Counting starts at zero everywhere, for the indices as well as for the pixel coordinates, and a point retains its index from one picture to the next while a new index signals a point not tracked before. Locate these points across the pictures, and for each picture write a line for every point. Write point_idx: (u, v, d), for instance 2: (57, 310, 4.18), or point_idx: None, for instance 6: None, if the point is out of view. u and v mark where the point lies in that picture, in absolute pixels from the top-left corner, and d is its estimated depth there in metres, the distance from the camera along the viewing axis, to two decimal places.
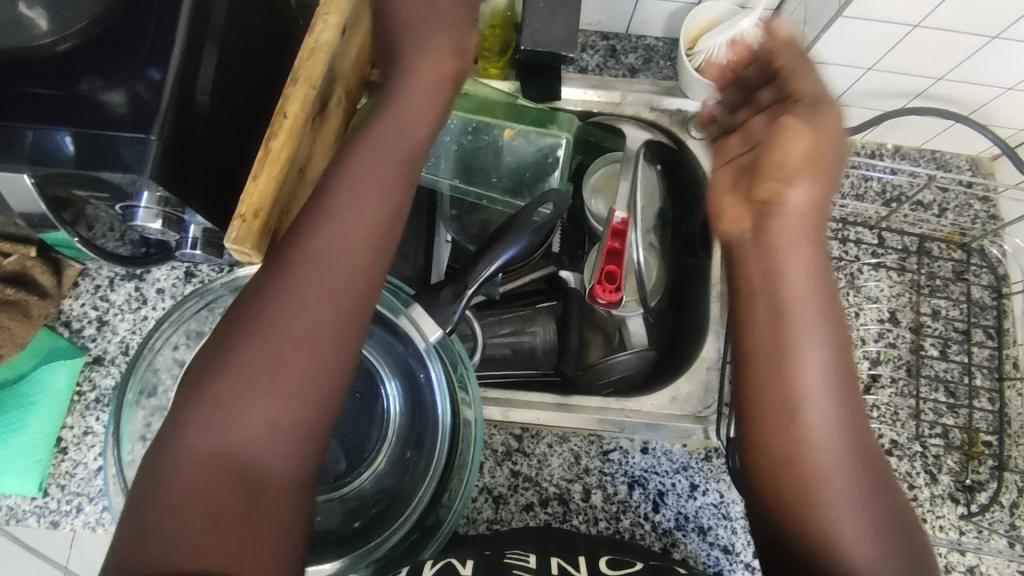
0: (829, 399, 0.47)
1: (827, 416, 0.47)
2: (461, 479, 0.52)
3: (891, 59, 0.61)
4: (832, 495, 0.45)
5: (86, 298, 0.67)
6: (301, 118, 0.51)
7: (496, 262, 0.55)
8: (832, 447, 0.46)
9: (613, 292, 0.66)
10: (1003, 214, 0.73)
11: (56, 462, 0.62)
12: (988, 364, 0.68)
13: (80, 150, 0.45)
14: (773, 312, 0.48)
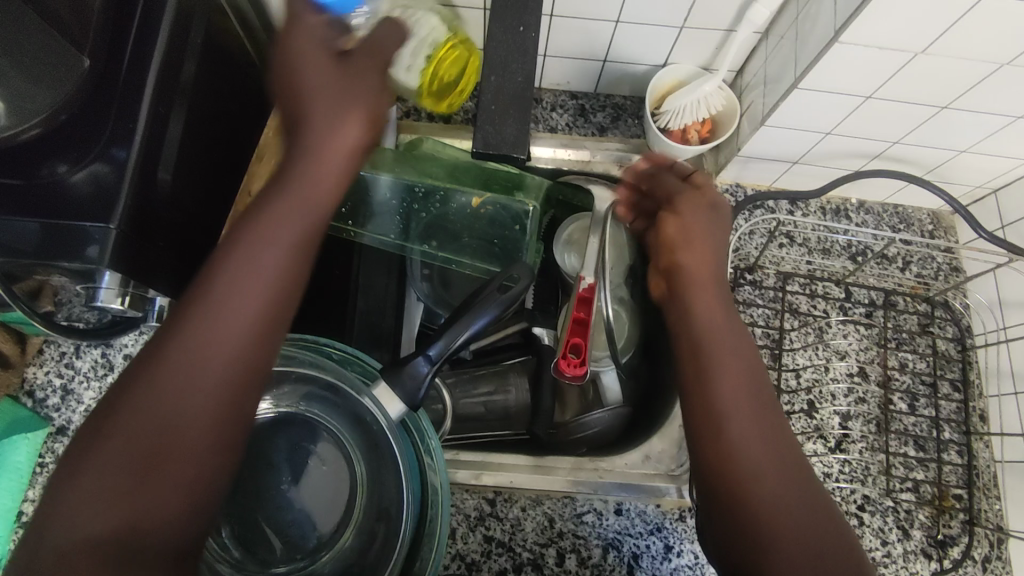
0: (757, 412, 0.46)
1: (760, 407, 0.47)
2: (430, 546, 0.51)
3: (847, 126, 0.62)
4: (764, 513, 0.43)
5: (51, 365, 0.66)
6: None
7: (462, 334, 0.53)
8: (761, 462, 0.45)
9: (578, 367, 0.64)
10: (965, 267, 0.74)
11: (16, 538, 0.61)
12: (956, 417, 0.69)
13: (44, 236, 0.45)
14: (695, 325, 0.51)
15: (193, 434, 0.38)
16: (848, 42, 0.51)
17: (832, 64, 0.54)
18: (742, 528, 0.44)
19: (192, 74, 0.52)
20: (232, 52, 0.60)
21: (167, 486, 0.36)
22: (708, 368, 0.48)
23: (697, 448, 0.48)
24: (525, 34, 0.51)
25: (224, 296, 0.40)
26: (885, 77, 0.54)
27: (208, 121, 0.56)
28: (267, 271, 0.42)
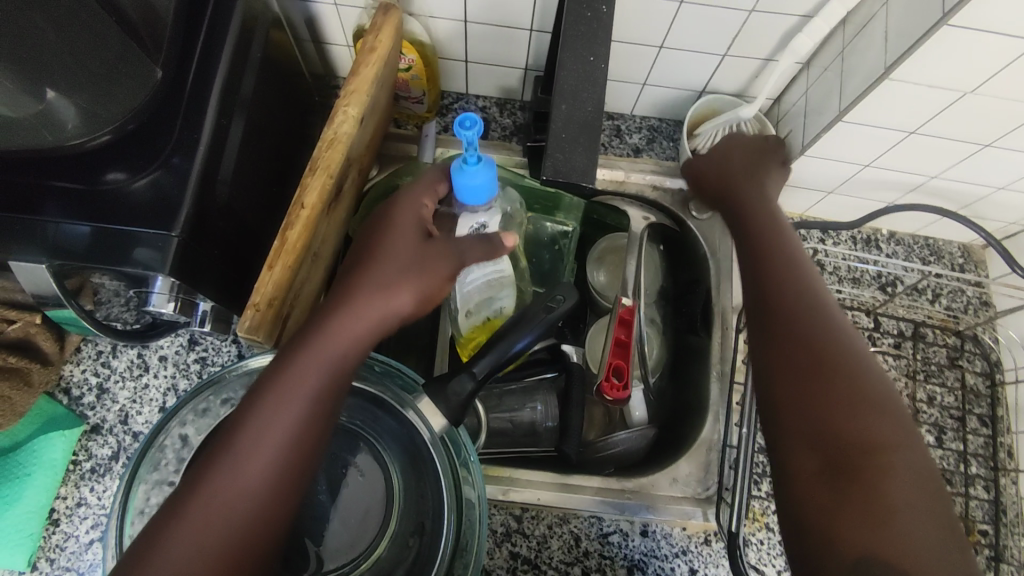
0: (838, 360, 0.46)
1: (859, 382, 0.45)
2: (464, 563, 0.52)
3: (888, 159, 0.63)
4: (852, 429, 0.43)
5: (88, 363, 0.67)
6: (317, 208, 0.52)
7: (507, 351, 0.55)
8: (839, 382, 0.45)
9: (620, 390, 0.65)
10: (995, 303, 0.75)
11: (47, 535, 0.61)
12: (983, 452, 0.69)
13: (102, 241, 0.46)
14: (792, 292, 0.50)
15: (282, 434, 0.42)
16: (900, 79, 0.52)
17: (880, 100, 0.55)
18: (829, 438, 0.43)
19: (249, 85, 0.53)
20: (284, 63, 0.61)
21: (226, 510, 0.39)
22: (800, 330, 0.47)
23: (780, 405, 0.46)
24: (595, 63, 0.54)
25: (312, 366, 0.43)
26: (931, 114, 0.55)
27: (261, 131, 0.57)
28: (351, 348, 0.45)
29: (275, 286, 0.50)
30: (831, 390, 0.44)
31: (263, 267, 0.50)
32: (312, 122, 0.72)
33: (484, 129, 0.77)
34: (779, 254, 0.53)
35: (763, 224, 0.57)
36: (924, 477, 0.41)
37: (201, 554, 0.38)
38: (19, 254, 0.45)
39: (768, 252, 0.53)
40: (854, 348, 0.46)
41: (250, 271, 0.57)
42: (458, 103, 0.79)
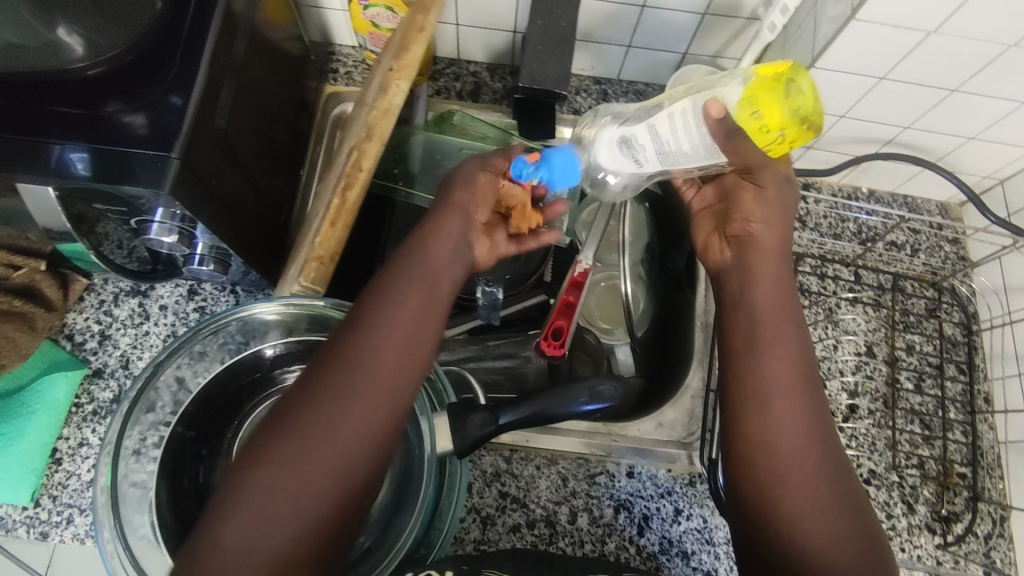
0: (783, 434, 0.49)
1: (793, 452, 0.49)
2: (449, 500, 0.54)
3: (861, 109, 0.65)
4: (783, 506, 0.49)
5: (90, 312, 0.69)
6: (372, 172, 0.55)
7: (549, 406, 0.55)
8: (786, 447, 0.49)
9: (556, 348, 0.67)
10: (972, 255, 0.77)
11: (49, 473, 0.63)
12: (961, 398, 0.71)
13: (95, 167, 0.47)
14: (769, 348, 0.52)
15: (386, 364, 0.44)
16: (867, 20, 0.54)
17: (850, 42, 0.57)
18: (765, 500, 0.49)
19: (243, 30, 0.55)
20: (279, 17, 0.64)
21: (337, 432, 0.41)
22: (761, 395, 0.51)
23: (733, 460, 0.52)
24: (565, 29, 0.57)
25: (408, 294, 0.46)
26: (902, 56, 0.57)
27: (252, 79, 0.59)
28: (434, 284, 0.48)
29: (336, 240, 0.55)
30: (804, 488, 0.48)
31: (324, 222, 0.54)
32: (304, 84, 0.75)
33: (474, 91, 0.80)
34: (773, 338, 0.52)
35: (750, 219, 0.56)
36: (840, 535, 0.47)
37: (310, 473, 0.40)
38: (28, 178, 0.47)
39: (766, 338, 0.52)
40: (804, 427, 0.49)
41: (244, 215, 0.59)
42: (451, 68, 0.81)
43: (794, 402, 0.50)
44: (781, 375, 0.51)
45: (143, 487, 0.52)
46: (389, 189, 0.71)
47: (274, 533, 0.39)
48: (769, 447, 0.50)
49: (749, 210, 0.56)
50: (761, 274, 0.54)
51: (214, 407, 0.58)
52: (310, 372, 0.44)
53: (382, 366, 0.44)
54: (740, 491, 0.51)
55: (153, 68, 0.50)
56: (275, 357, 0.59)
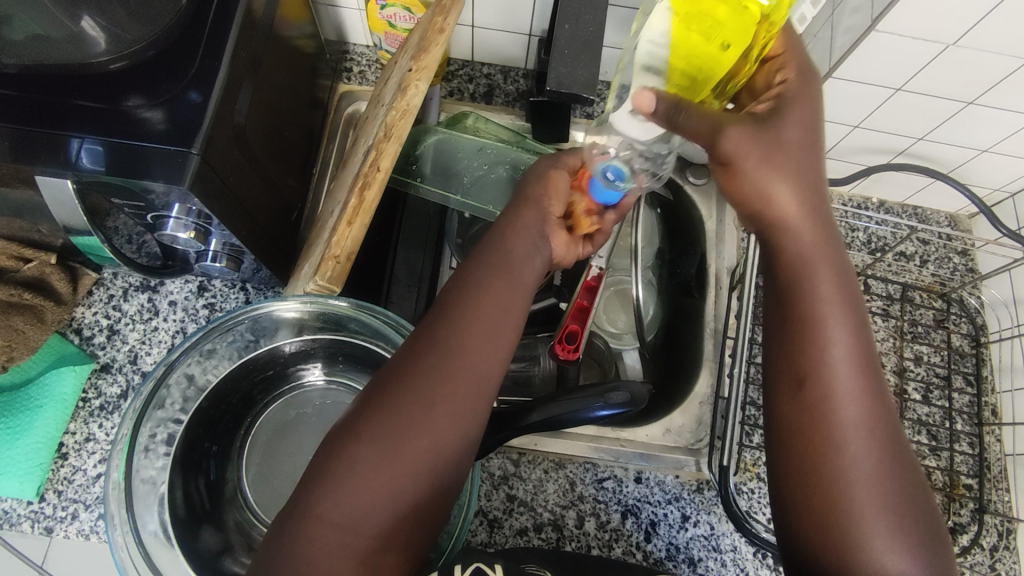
0: (828, 411, 0.45)
1: (846, 431, 0.44)
2: (460, 506, 0.54)
3: (876, 119, 0.66)
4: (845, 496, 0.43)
5: (99, 306, 0.68)
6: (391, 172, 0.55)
7: (563, 411, 0.55)
8: (842, 427, 0.44)
9: (572, 352, 0.68)
10: (980, 267, 0.77)
11: (55, 467, 0.63)
12: (968, 410, 0.71)
13: (111, 160, 0.47)
14: (813, 303, 0.46)
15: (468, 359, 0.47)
16: (885, 31, 0.54)
17: (869, 52, 0.57)
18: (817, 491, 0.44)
19: (262, 28, 0.56)
20: (295, 15, 0.64)
21: (426, 425, 0.44)
22: (804, 371, 0.46)
23: (780, 450, 0.46)
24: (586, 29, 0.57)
25: (486, 295, 0.50)
26: (918, 66, 0.58)
27: (269, 77, 0.59)
28: (507, 283, 0.51)
29: (355, 240, 0.53)
30: (872, 490, 0.43)
31: (342, 222, 0.53)
32: (318, 83, 0.75)
33: (487, 94, 0.80)
34: (833, 321, 0.46)
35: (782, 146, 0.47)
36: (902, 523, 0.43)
37: (399, 467, 0.43)
38: (46, 170, 0.47)
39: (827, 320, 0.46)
40: (852, 398, 0.45)
41: (257, 212, 0.59)
42: (464, 70, 0.81)
43: (851, 393, 0.45)
44: (838, 363, 0.45)
45: (153, 483, 0.52)
46: (405, 184, 0.70)
47: (374, 509, 0.42)
48: (831, 443, 0.44)
49: (804, 176, 0.47)
50: (821, 251, 0.47)
51: (227, 403, 0.58)
52: (399, 368, 0.47)
53: (474, 351, 0.47)
54: (796, 497, 0.45)
55: (173, 63, 0.50)
56: (293, 352, 0.59)
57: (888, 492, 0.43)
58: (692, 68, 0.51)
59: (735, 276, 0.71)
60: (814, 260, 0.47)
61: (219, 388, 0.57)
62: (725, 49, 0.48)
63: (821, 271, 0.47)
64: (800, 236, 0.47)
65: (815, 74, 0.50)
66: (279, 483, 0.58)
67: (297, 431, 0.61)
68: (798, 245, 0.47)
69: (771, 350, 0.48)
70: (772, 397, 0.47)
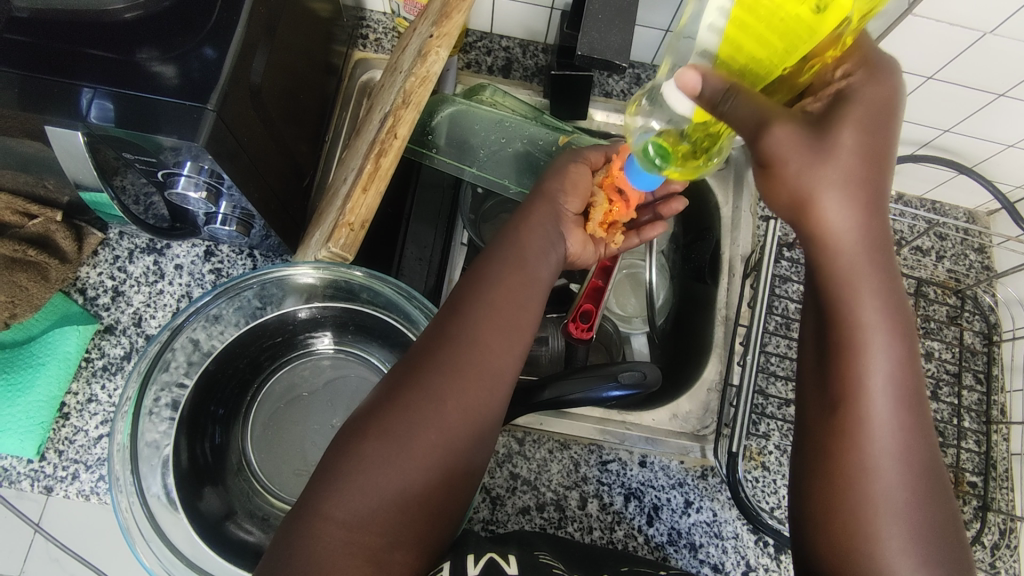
0: (858, 439, 0.44)
1: (878, 459, 0.43)
2: None
3: (903, 108, 0.65)
4: (867, 522, 0.43)
5: (104, 267, 0.67)
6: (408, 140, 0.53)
7: (575, 392, 0.54)
8: (871, 455, 0.44)
9: (584, 330, 0.67)
10: (997, 265, 0.76)
11: (56, 427, 0.62)
12: (977, 408, 0.70)
13: (122, 114, 0.46)
14: (853, 327, 0.44)
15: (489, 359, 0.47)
16: (922, 16, 0.53)
17: (903, 38, 0.56)
18: (833, 512, 0.45)
19: None
20: None
21: (442, 420, 0.45)
22: (836, 399, 0.45)
23: (802, 465, 0.47)
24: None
25: (502, 291, 0.50)
26: (951, 56, 0.57)
27: (286, 37, 0.58)
28: (516, 274, 0.51)
29: (370, 208, 0.52)
30: (902, 523, 0.43)
31: (356, 188, 0.52)
32: (332, 49, 0.73)
33: (505, 68, 0.78)
34: (874, 347, 0.44)
35: (839, 157, 0.42)
36: (926, 551, 0.42)
37: (407, 461, 0.43)
38: (56, 120, 0.45)
39: (863, 350, 0.44)
40: (885, 430, 0.44)
41: (269, 177, 0.58)
42: (482, 42, 0.79)
43: (886, 424, 0.44)
44: (875, 391, 0.44)
45: (157, 447, 0.52)
46: (420, 155, 0.69)
47: (382, 508, 0.42)
48: (860, 475, 0.44)
49: (858, 184, 0.42)
50: (868, 270, 0.44)
51: (234, 367, 0.57)
52: (413, 363, 0.47)
53: (486, 349, 0.47)
54: (819, 522, 0.46)
55: (188, 17, 0.48)
56: (306, 318, 0.58)
57: (912, 519, 0.43)
58: (767, 41, 0.40)
59: (750, 263, 0.69)
60: (863, 280, 0.44)
61: (227, 354, 0.56)
62: (818, 14, 0.37)
63: (867, 295, 0.44)
64: (847, 252, 0.44)
65: (881, 73, 0.45)
66: (283, 451, 0.58)
67: (301, 398, 0.60)
68: (843, 261, 0.44)
69: (810, 372, 0.47)
70: (806, 422, 0.48)
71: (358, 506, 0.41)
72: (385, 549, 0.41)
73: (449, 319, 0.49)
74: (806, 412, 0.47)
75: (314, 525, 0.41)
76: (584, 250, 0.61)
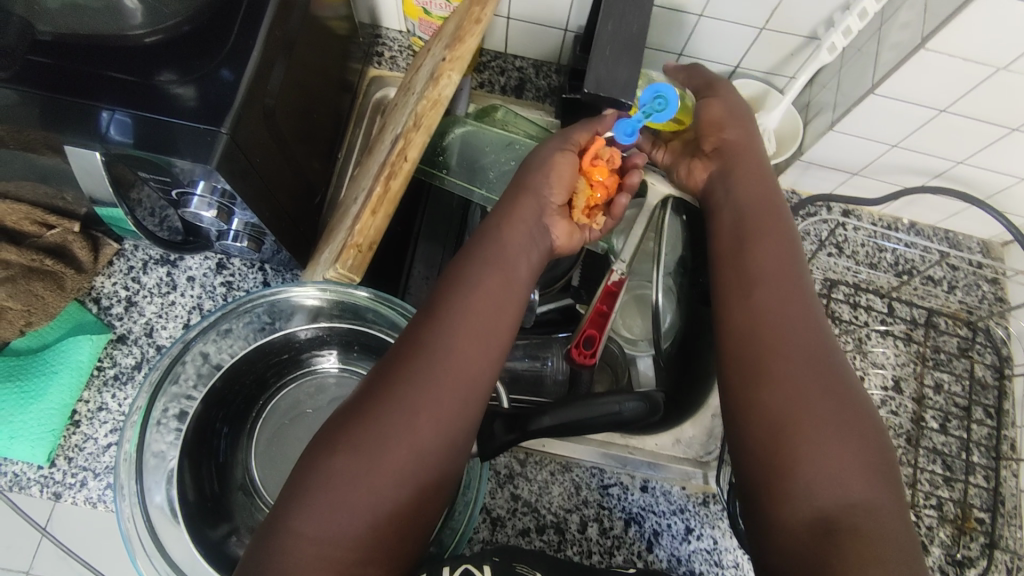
0: (772, 324, 0.51)
1: (792, 341, 0.49)
2: (465, 509, 0.54)
3: (915, 139, 0.64)
4: (788, 392, 0.47)
5: (119, 277, 0.69)
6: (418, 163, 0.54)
7: (575, 419, 0.54)
8: (783, 338, 0.50)
9: (588, 355, 0.68)
10: (1010, 297, 0.75)
11: (67, 434, 0.63)
12: (986, 442, 0.69)
13: (140, 135, 0.47)
14: (759, 234, 0.56)
15: (464, 372, 0.47)
16: (935, 50, 0.53)
17: (916, 72, 0.56)
18: (758, 389, 0.49)
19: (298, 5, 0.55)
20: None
21: (421, 436, 0.44)
22: (751, 287, 0.53)
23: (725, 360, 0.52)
24: None
25: (472, 299, 0.50)
26: (965, 90, 0.56)
27: (301, 57, 0.59)
28: (494, 294, 0.51)
29: (378, 230, 0.53)
30: (823, 444, 0.45)
31: (365, 210, 0.52)
32: (348, 66, 0.74)
33: (518, 88, 0.79)
34: (774, 246, 0.55)
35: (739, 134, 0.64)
36: (843, 423, 0.45)
37: (395, 482, 0.43)
38: (75, 140, 0.47)
39: (765, 246, 0.55)
40: (797, 324, 0.50)
41: (280, 195, 0.58)
42: (496, 61, 0.80)
43: (792, 312, 0.51)
44: (779, 283, 0.53)
45: (162, 458, 0.53)
46: (430, 175, 0.69)
47: (377, 533, 0.42)
48: (776, 353, 0.49)
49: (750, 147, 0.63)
50: (764, 196, 0.59)
51: (241, 383, 0.58)
52: (386, 374, 0.46)
53: (459, 360, 0.47)
54: (748, 459, 0.47)
55: (207, 41, 0.50)
56: (308, 337, 0.59)
57: (829, 396, 0.47)
58: None
59: None
60: (762, 203, 0.58)
61: (235, 370, 0.56)
62: None
63: (765, 212, 0.58)
64: (752, 214, 0.58)
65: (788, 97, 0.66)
66: (285, 467, 0.58)
67: (305, 415, 0.60)
68: (749, 188, 0.60)
69: (734, 278, 0.55)
70: (729, 369, 0.52)
71: (352, 530, 0.41)
72: (357, 564, 0.41)
73: (427, 331, 0.48)
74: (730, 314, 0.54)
75: (309, 549, 0.41)
76: (574, 242, 0.59)
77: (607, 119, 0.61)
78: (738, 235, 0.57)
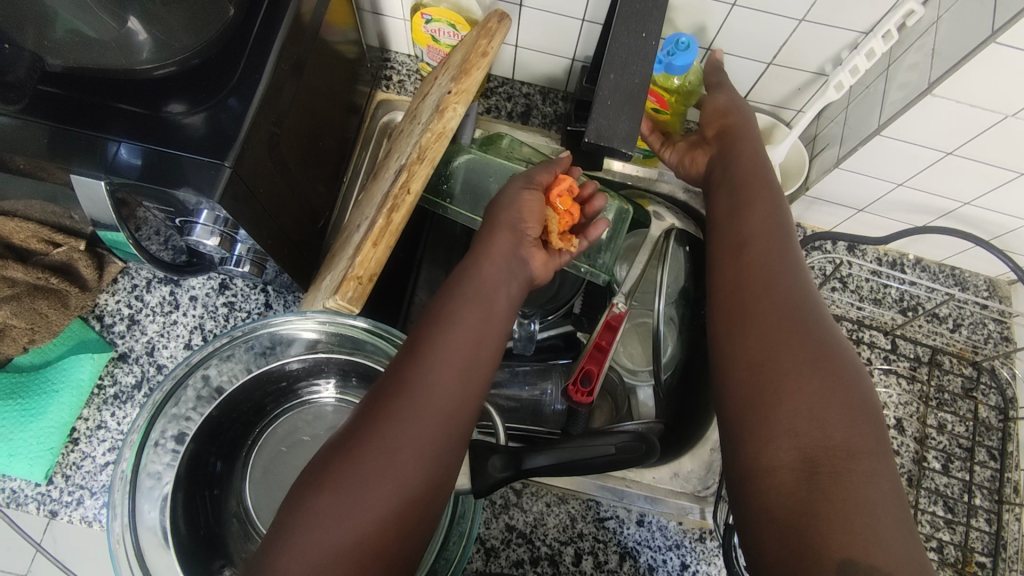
0: (760, 286, 0.52)
1: (780, 304, 0.51)
2: (458, 545, 0.53)
3: (921, 180, 0.64)
4: (770, 353, 0.49)
5: (122, 295, 0.69)
6: (421, 195, 0.54)
7: (570, 459, 0.55)
8: (770, 301, 0.51)
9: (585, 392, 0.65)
10: (1016, 338, 0.74)
11: (65, 452, 0.64)
12: (989, 484, 0.68)
13: (146, 166, 0.47)
14: (749, 202, 0.58)
15: (449, 405, 0.47)
16: (941, 96, 0.53)
17: (923, 115, 0.56)
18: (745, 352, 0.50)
19: (307, 37, 0.55)
20: (339, 28, 0.64)
21: (406, 471, 0.44)
22: (741, 250, 0.55)
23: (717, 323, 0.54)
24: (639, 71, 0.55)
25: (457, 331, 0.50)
26: (972, 134, 0.56)
27: (309, 87, 0.59)
28: (478, 331, 0.51)
29: (379, 262, 0.53)
30: (805, 395, 0.46)
31: (366, 242, 0.53)
32: (356, 89, 0.74)
33: (525, 114, 0.79)
34: (764, 212, 0.57)
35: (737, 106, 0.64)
36: (823, 381, 0.46)
37: (380, 519, 0.42)
38: (81, 170, 0.47)
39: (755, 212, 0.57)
40: (786, 287, 0.52)
41: (282, 221, 0.58)
42: (503, 87, 0.80)
43: (779, 275, 0.53)
44: (767, 246, 0.55)
45: (158, 479, 0.53)
46: (435, 205, 0.70)
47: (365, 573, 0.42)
48: (760, 313, 0.51)
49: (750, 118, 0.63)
50: (760, 167, 0.60)
51: (239, 411, 0.58)
52: (370, 408, 0.47)
53: (444, 392, 0.47)
54: (731, 414, 0.50)
55: (215, 73, 0.50)
56: (300, 367, 0.59)
57: (811, 356, 0.47)
58: None
59: None
60: (758, 174, 0.60)
61: (233, 397, 0.57)
62: None
63: (759, 182, 0.59)
64: (742, 181, 0.59)
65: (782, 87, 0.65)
66: (279, 494, 0.59)
67: (303, 442, 0.60)
68: (745, 157, 0.61)
69: (727, 243, 0.57)
70: (723, 334, 0.53)
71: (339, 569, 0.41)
72: None
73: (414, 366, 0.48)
74: (721, 279, 0.56)
75: None
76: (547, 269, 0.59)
77: (564, 161, 0.64)
78: (731, 200, 0.59)
